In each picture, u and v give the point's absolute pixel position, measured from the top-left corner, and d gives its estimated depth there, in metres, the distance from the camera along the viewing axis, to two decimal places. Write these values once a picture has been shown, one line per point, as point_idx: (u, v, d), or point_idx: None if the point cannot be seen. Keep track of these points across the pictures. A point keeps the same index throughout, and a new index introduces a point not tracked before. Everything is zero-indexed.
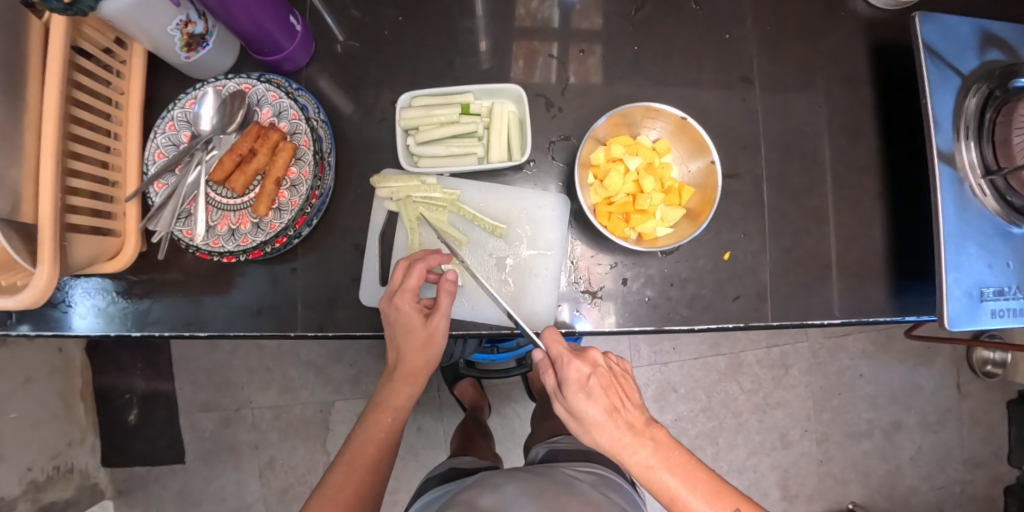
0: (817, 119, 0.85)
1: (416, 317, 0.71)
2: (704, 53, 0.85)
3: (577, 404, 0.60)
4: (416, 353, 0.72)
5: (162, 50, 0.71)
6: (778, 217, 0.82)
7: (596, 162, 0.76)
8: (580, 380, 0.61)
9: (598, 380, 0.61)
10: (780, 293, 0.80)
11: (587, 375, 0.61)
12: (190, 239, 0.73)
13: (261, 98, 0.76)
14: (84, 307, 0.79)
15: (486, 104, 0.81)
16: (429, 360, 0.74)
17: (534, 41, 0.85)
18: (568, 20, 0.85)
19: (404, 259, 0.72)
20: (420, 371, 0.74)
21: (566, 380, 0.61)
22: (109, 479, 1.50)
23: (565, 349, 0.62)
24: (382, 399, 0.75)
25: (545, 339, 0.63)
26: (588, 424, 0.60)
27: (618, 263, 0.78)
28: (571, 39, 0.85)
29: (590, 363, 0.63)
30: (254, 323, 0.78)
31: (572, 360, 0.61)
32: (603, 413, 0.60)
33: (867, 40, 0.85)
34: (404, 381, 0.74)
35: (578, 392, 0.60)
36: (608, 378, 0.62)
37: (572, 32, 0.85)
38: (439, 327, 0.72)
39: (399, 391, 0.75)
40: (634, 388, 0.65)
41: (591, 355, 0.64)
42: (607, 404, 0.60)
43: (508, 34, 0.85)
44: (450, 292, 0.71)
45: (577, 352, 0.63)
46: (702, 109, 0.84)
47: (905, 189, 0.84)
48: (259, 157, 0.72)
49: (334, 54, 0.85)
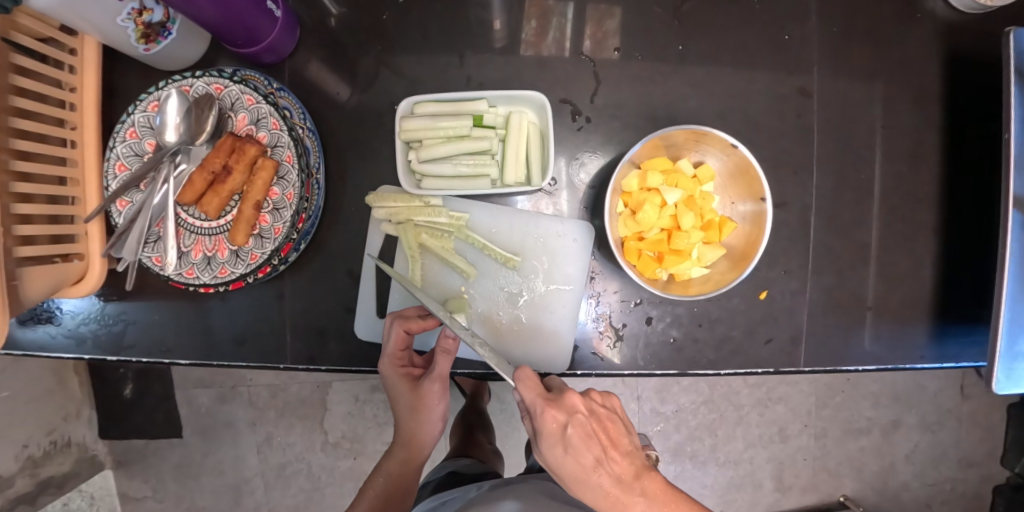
0: (875, 141, 0.76)
1: (405, 382, 0.68)
2: (760, 57, 0.74)
3: (555, 456, 0.61)
4: (416, 417, 0.71)
5: (115, 44, 0.60)
6: (820, 252, 0.75)
7: (628, 189, 0.66)
8: (556, 431, 0.61)
9: (574, 429, 0.62)
10: (815, 337, 0.74)
11: (562, 424, 0.61)
12: (161, 267, 0.64)
13: (236, 102, 0.64)
14: (55, 326, 0.72)
15: (502, 112, 0.69)
16: (433, 425, 0.73)
17: (561, 32, 0.73)
18: (603, 8, 0.72)
19: (389, 318, 0.66)
20: (426, 438, 0.73)
21: (542, 429, 0.62)
22: (107, 450, 1.48)
23: (538, 395, 0.62)
24: (387, 469, 0.74)
25: (521, 387, 0.62)
26: (569, 476, 0.61)
27: (644, 300, 0.70)
28: (605, 33, 0.72)
29: (566, 411, 0.62)
30: (238, 353, 0.71)
31: (546, 410, 0.61)
32: (583, 464, 0.61)
33: (943, 50, 0.74)
34: (410, 449, 0.73)
35: (555, 444, 0.61)
36: (586, 426, 0.62)
37: (605, 23, 0.72)
38: (433, 390, 0.69)
39: (399, 455, 0.74)
40: (619, 432, 0.65)
41: (568, 401, 0.63)
42: (586, 456, 0.61)
43: (534, 24, 0.73)
44: (441, 351, 0.65)
45: (552, 397, 0.63)
46: (752, 124, 0.74)
47: (960, 224, 0.76)
48: (235, 176, 0.62)
49: (326, 40, 0.72)
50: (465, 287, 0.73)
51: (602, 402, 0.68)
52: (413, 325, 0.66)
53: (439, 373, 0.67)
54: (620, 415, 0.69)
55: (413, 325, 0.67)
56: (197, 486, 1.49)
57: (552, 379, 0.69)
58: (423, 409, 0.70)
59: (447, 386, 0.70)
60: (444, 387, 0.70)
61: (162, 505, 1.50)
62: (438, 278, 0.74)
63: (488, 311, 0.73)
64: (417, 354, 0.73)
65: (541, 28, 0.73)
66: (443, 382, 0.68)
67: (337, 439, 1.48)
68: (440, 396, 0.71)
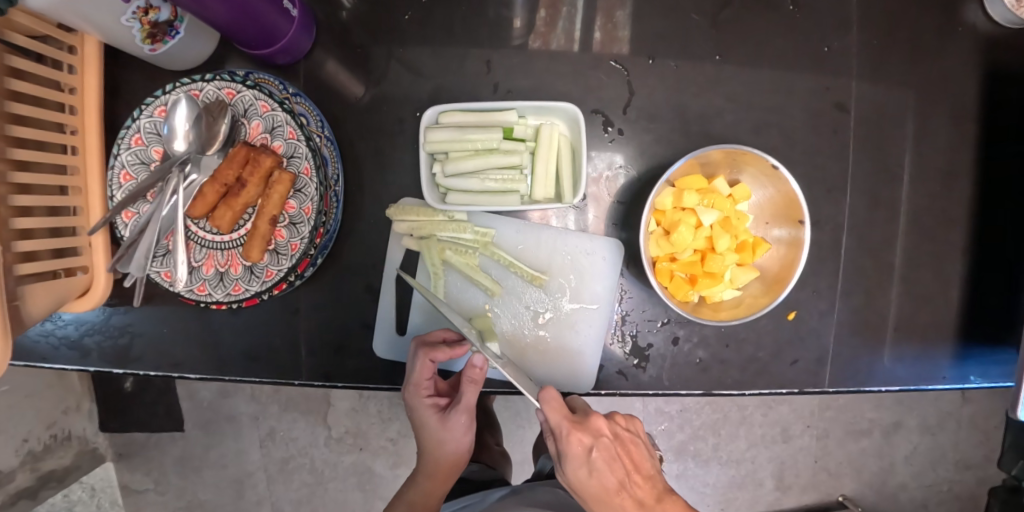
0: (909, 157, 0.73)
1: (432, 412, 0.70)
2: (798, 67, 0.70)
3: (579, 477, 0.63)
4: (441, 446, 0.75)
5: (119, 44, 0.55)
6: (851, 271, 0.73)
7: (662, 207, 0.64)
8: (581, 454, 0.62)
9: (600, 453, 0.63)
10: (841, 357, 0.72)
11: (588, 448, 0.62)
12: (170, 283, 0.61)
13: (250, 108, 0.60)
14: (56, 336, 0.68)
15: (532, 124, 0.67)
16: (457, 456, 0.77)
17: (574, 27, 0.69)
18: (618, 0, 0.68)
19: (413, 345, 0.67)
20: (448, 471, 0.78)
21: (568, 452, 0.62)
22: (108, 443, 1.45)
23: (564, 418, 0.61)
24: (410, 499, 0.80)
25: (547, 409, 0.61)
26: (592, 498, 0.64)
27: (671, 319, 0.68)
28: (620, 29, 0.69)
29: (593, 434, 0.63)
30: (250, 368, 0.68)
31: (573, 433, 0.61)
32: (607, 486, 0.64)
33: (984, 64, 0.71)
34: (432, 480, 0.78)
35: (580, 467, 0.63)
36: (611, 449, 0.64)
37: (619, 18, 0.69)
38: (459, 421, 0.71)
39: (424, 488, 0.79)
40: (641, 457, 0.68)
41: (594, 425, 0.64)
42: (610, 478, 0.64)
43: (546, 17, 0.69)
44: (468, 381, 0.66)
45: (578, 421, 0.63)
46: (786, 138, 0.71)
47: (997, 243, 0.73)
48: (250, 190, 0.59)
49: (342, 40, 0.68)
50: (488, 304, 0.72)
51: (624, 426, 0.70)
52: (438, 354, 0.67)
53: (464, 405, 0.70)
54: (642, 439, 0.71)
55: (437, 356, 0.67)
56: (199, 479, 1.48)
57: (574, 400, 0.68)
58: (447, 437, 0.74)
59: (473, 416, 0.73)
60: (469, 417, 0.72)
61: (163, 497, 1.49)
62: (462, 295, 0.73)
63: (513, 330, 0.72)
64: (441, 379, 0.75)
65: (552, 21, 0.69)
66: (468, 413, 0.70)
67: (341, 434, 1.47)
68: (466, 429, 0.74)
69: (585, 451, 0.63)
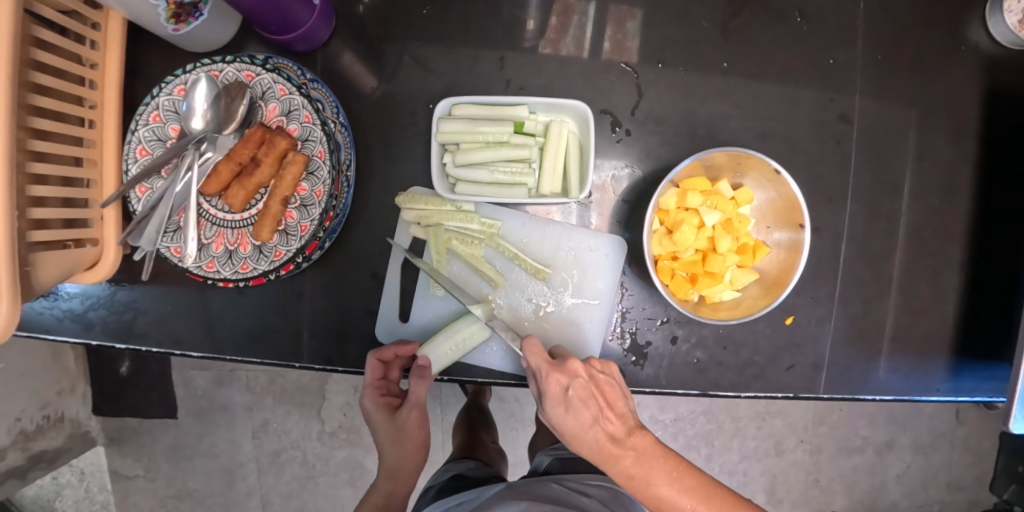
0: (910, 171, 0.74)
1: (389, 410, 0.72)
2: (805, 78, 0.72)
3: (557, 414, 0.64)
4: (399, 444, 0.75)
5: (143, 21, 0.57)
6: (849, 280, 0.74)
7: (666, 206, 0.65)
8: (559, 393, 0.63)
9: (576, 392, 0.62)
10: (837, 365, 0.73)
11: (565, 388, 0.63)
12: (179, 258, 0.62)
13: (267, 92, 0.62)
14: (61, 309, 0.69)
15: (542, 120, 0.69)
16: (416, 456, 0.76)
17: (586, 31, 0.71)
18: (631, 6, 0.70)
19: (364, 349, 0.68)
20: (409, 470, 0.76)
21: (547, 392, 0.63)
22: (100, 427, 1.45)
23: (544, 361, 0.63)
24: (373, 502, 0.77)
25: (528, 354, 0.63)
26: (569, 433, 0.64)
27: (670, 319, 0.69)
28: (631, 34, 0.70)
29: (569, 374, 0.63)
30: (252, 349, 0.69)
31: (551, 373, 0.63)
32: (581, 422, 0.63)
33: (987, 83, 0.73)
34: (395, 481, 0.76)
35: (558, 405, 0.63)
36: (588, 389, 0.63)
37: (631, 24, 0.70)
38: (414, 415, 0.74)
39: (388, 491, 0.76)
40: (618, 396, 0.64)
41: (570, 366, 0.63)
42: (585, 416, 0.63)
43: (560, 18, 0.71)
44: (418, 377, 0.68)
45: (557, 363, 0.64)
46: (790, 147, 0.72)
47: (994, 258, 0.75)
48: (263, 169, 0.60)
49: (361, 31, 0.69)
50: (492, 296, 0.73)
51: (602, 369, 0.65)
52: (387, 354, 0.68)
53: (417, 398, 0.73)
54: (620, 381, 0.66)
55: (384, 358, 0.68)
56: (190, 468, 1.48)
57: (560, 347, 0.69)
58: (406, 436, 0.75)
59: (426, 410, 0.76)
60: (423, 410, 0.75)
61: (153, 484, 1.48)
62: (465, 285, 0.74)
63: (514, 321, 0.73)
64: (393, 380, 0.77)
65: (566, 22, 0.71)
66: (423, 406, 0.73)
67: (334, 428, 1.47)
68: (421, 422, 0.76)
69: (564, 391, 0.63)
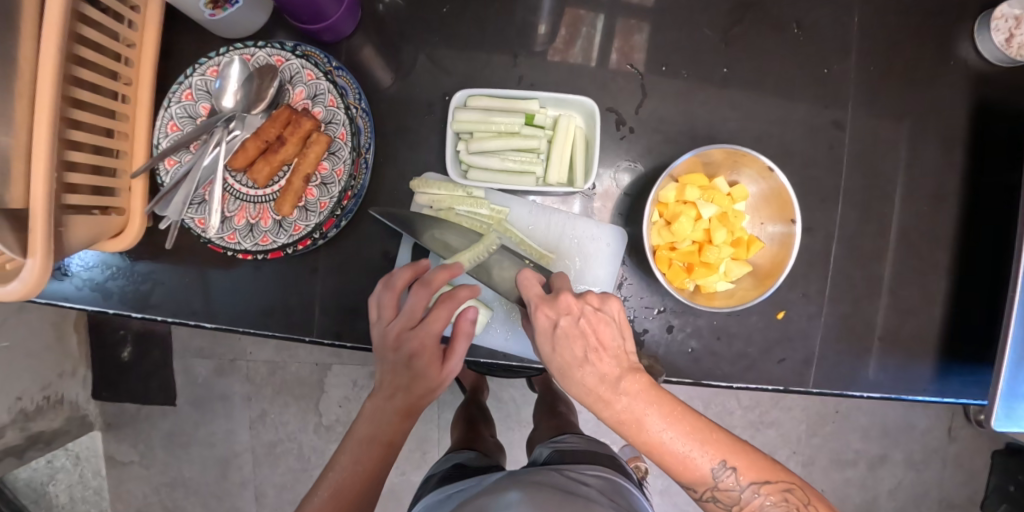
0: (899, 177, 0.78)
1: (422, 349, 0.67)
2: (800, 85, 0.76)
3: (546, 351, 0.65)
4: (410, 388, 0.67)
5: (184, 5, 0.61)
6: (840, 278, 0.77)
7: (665, 199, 0.69)
8: (548, 328, 0.64)
9: (565, 327, 0.63)
10: (826, 361, 0.76)
11: (553, 322, 0.64)
12: (202, 229, 0.65)
13: (295, 76, 0.66)
14: (81, 277, 0.72)
15: (551, 114, 0.73)
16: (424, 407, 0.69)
17: (596, 32, 0.75)
18: (639, 11, 0.75)
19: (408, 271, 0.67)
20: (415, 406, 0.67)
21: (537, 327, 0.65)
22: (98, 412, 1.46)
23: (534, 296, 0.65)
24: (359, 437, 0.66)
25: (521, 286, 0.66)
26: (559, 371, 0.65)
27: (666, 308, 0.73)
28: (639, 37, 0.75)
29: (559, 311, 0.64)
30: (265, 321, 0.72)
31: (539, 308, 0.64)
32: (570, 359, 0.63)
33: (974, 97, 0.77)
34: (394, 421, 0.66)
35: (546, 340, 0.64)
36: (576, 326, 0.63)
37: (639, 28, 0.75)
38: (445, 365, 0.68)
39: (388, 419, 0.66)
40: (609, 334, 0.64)
41: (560, 303, 0.64)
42: (573, 353, 0.63)
43: (573, 20, 0.75)
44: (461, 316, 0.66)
45: (548, 298, 0.65)
46: (785, 150, 0.76)
47: (980, 264, 0.78)
48: (287, 148, 0.64)
49: (384, 24, 0.74)
50: None
51: (597, 306, 0.64)
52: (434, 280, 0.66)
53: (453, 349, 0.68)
54: (617, 319, 0.65)
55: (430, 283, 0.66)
56: (185, 456, 1.48)
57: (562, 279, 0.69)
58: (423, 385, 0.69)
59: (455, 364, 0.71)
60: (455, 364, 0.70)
61: (148, 471, 1.49)
62: None
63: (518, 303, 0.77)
64: None
65: (578, 24, 0.75)
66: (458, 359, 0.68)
67: (331, 422, 1.48)
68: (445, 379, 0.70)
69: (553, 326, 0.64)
